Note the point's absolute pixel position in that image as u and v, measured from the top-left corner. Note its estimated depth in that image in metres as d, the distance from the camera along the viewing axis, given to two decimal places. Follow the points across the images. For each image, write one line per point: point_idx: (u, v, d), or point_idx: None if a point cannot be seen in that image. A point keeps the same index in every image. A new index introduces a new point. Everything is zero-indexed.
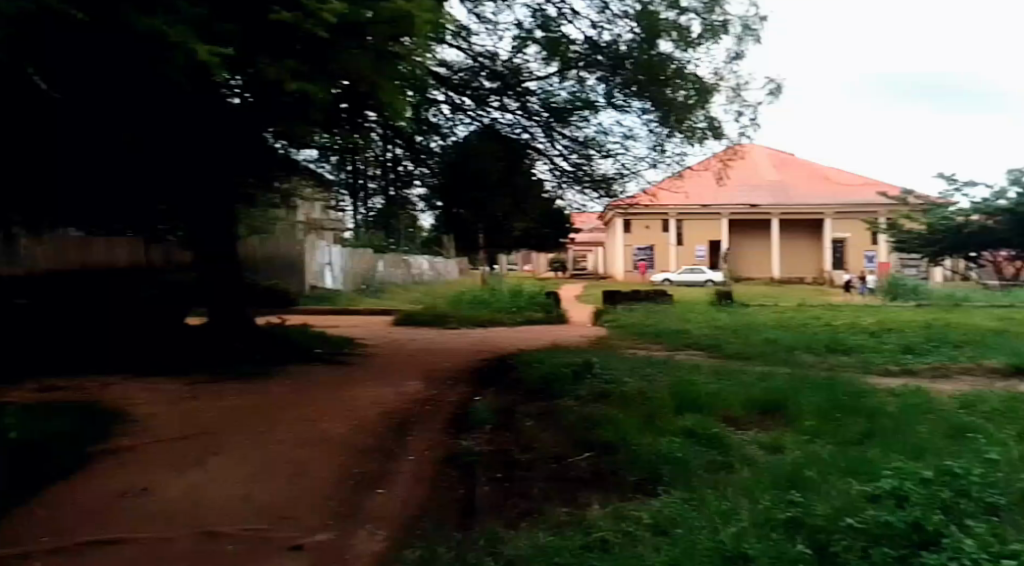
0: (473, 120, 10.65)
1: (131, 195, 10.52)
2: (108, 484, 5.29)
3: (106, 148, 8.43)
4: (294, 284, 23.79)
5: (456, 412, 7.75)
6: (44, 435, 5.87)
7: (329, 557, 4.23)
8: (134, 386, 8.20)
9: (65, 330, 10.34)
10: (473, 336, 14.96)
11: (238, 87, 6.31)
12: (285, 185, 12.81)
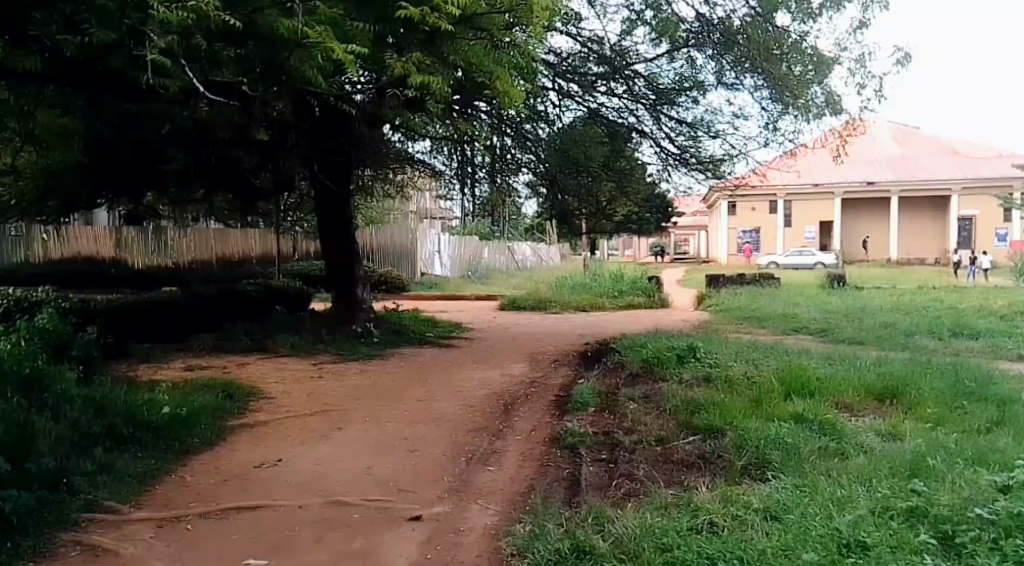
0: (580, 106, 10.58)
1: (256, 192, 11.11)
2: (240, 455, 5.68)
3: (230, 143, 8.96)
4: (406, 271, 24.63)
5: (560, 394, 7.84)
6: (183, 408, 6.36)
7: (446, 528, 4.42)
8: (260, 365, 8.73)
9: (212, 315, 11.12)
10: (575, 320, 14.99)
11: (356, 85, 6.60)
12: (395, 176, 13.25)
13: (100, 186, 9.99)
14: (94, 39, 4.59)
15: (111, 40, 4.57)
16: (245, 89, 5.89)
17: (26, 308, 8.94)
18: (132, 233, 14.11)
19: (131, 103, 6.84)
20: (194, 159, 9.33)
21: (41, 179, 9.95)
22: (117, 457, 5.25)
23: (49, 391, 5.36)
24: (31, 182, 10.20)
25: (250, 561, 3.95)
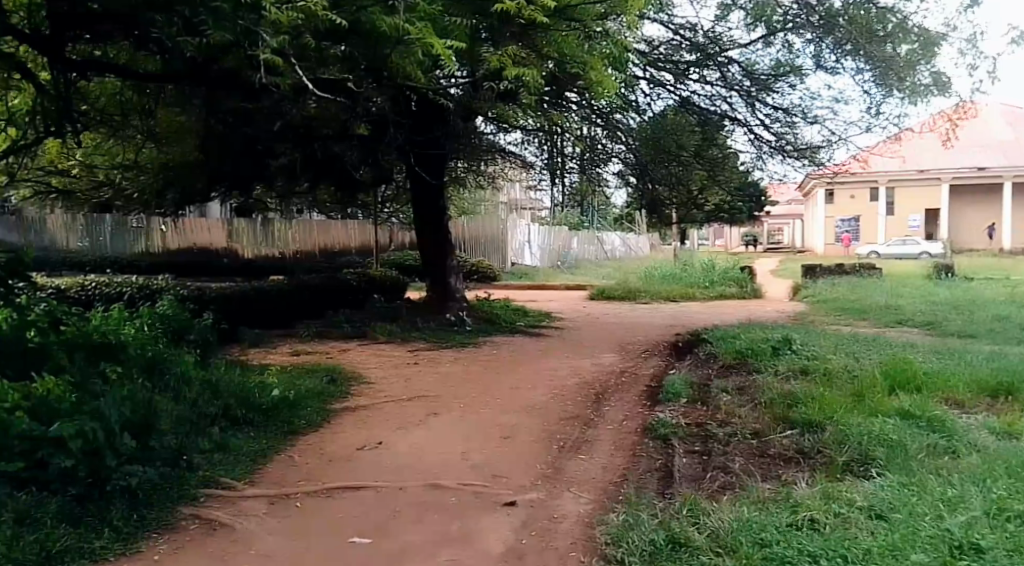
0: (671, 94, 10.46)
1: (354, 186, 11.46)
2: (342, 437, 5.93)
3: (329, 138, 9.27)
4: (496, 261, 24.91)
5: (652, 384, 7.81)
6: (290, 391, 6.69)
7: (540, 515, 4.50)
8: (360, 350, 9.05)
9: (317, 304, 11.62)
10: (666, 310, 14.84)
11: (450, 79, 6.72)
12: (485, 168, 13.42)
13: (213, 179, 10.54)
14: (211, 40, 4.86)
15: (227, 42, 4.82)
16: (346, 85, 6.10)
17: (148, 296, 9.56)
18: (243, 224, 15.23)
19: (241, 101, 7.18)
20: (299, 156, 9.71)
21: (161, 174, 10.59)
22: (231, 436, 5.57)
23: (169, 374, 5.76)
24: (152, 178, 10.86)
25: (355, 540, 4.13)
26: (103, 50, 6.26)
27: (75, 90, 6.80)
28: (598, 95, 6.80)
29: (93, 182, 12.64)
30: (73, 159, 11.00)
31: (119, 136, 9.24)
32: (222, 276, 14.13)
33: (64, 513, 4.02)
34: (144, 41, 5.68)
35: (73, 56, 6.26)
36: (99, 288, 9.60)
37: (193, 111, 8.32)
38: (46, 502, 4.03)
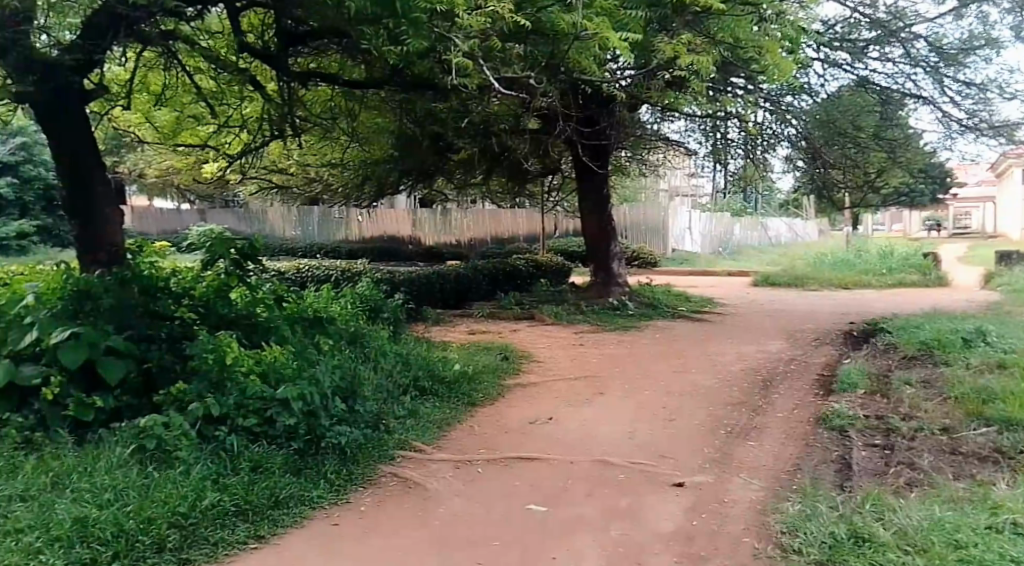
0: (847, 74, 10.01)
1: (521, 176, 11.92)
2: (518, 411, 6.33)
3: (501, 133, 9.73)
4: (657, 247, 24.77)
5: (824, 373, 7.64)
6: (469, 366, 7.23)
7: (710, 498, 4.59)
8: (532, 331, 9.48)
9: (491, 287, 12.28)
10: (838, 298, 14.23)
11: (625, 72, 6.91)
12: (650, 156, 13.46)
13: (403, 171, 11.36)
14: (410, 44, 5.34)
15: (422, 47, 5.28)
16: (524, 80, 6.44)
17: (350, 278, 10.55)
18: (425, 216, 17.48)
19: (425, 101, 7.75)
20: (476, 150, 10.25)
21: (359, 171, 11.55)
22: (420, 404, 6.12)
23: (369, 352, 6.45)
24: (352, 173, 11.73)
25: (531, 506, 4.43)
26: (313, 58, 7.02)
27: (298, 98, 7.66)
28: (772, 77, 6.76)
29: (304, 178, 13.19)
30: (290, 158, 12.10)
31: (332, 139, 10.09)
32: (407, 260, 15.49)
33: (287, 464, 4.67)
34: (351, 47, 6.35)
35: (294, 67, 7.14)
36: (310, 270, 10.69)
37: (389, 113, 9.16)
38: (274, 454, 4.69)
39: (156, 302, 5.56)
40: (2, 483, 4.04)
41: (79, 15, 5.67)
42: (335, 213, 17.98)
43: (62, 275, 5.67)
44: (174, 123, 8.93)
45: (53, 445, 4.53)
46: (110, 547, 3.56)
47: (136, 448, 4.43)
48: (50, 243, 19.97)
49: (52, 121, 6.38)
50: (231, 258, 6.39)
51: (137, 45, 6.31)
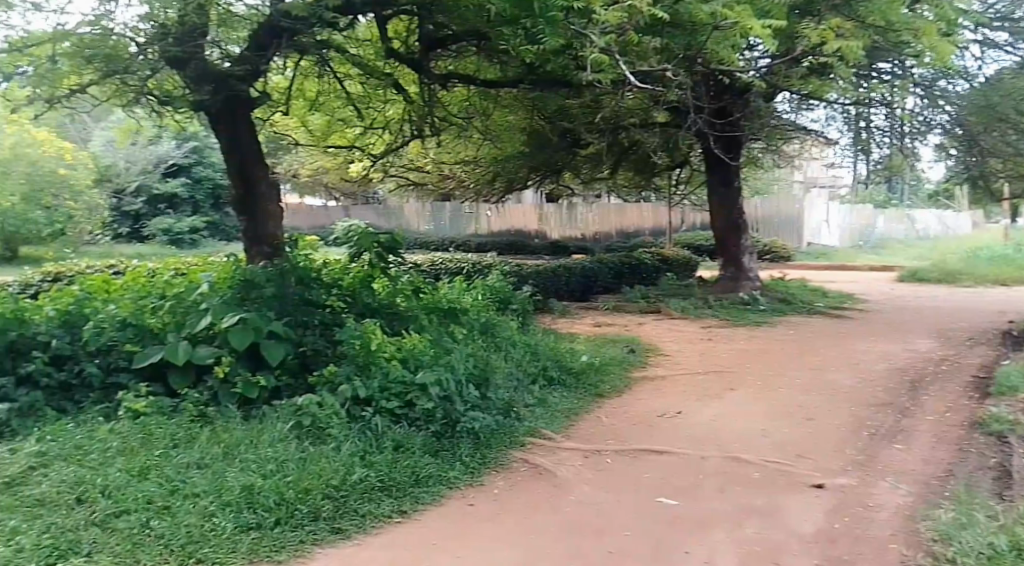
0: (1009, 55, 9.30)
1: (651, 170, 11.88)
2: (646, 403, 6.38)
3: (633, 126, 9.71)
4: (792, 241, 23.89)
5: (980, 375, 7.18)
6: (596, 358, 7.35)
7: (853, 501, 4.43)
8: (660, 325, 9.45)
9: (619, 280, 12.33)
10: (995, 295, 13.22)
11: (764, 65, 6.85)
12: (785, 147, 13.06)
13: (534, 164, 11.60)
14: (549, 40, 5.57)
15: (560, 44, 5.55)
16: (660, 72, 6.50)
17: (480, 271, 10.90)
18: (551, 211, 18.17)
19: (559, 97, 7.91)
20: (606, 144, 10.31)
21: (491, 167, 11.88)
22: (549, 394, 6.31)
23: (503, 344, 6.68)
24: (484, 170, 12.09)
25: (663, 500, 4.46)
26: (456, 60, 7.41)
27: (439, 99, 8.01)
28: (933, 58, 6.56)
29: (438, 176, 13.65)
30: (427, 157, 12.60)
31: (468, 137, 10.41)
32: (533, 253, 15.91)
33: (427, 445, 4.96)
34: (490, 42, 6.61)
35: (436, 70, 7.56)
36: (443, 263, 11.14)
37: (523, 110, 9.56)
38: (414, 436, 4.98)
39: (310, 291, 6.15)
40: (184, 451, 4.55)
41: (247, 28, 6.24)
42: (466, 209, 19.14)
43: (233, 265, 6.38)
44: (326, 127, 9.56)
45: (224, 419, 5.05)
46: (272, 514, 3.94)
47: (293, 424, 4.87)
48: (217, 237, 21.58)
49: (225, 128, 7.01)
50: (376, 250, 7.06)
51: (295, 56, 6.84)
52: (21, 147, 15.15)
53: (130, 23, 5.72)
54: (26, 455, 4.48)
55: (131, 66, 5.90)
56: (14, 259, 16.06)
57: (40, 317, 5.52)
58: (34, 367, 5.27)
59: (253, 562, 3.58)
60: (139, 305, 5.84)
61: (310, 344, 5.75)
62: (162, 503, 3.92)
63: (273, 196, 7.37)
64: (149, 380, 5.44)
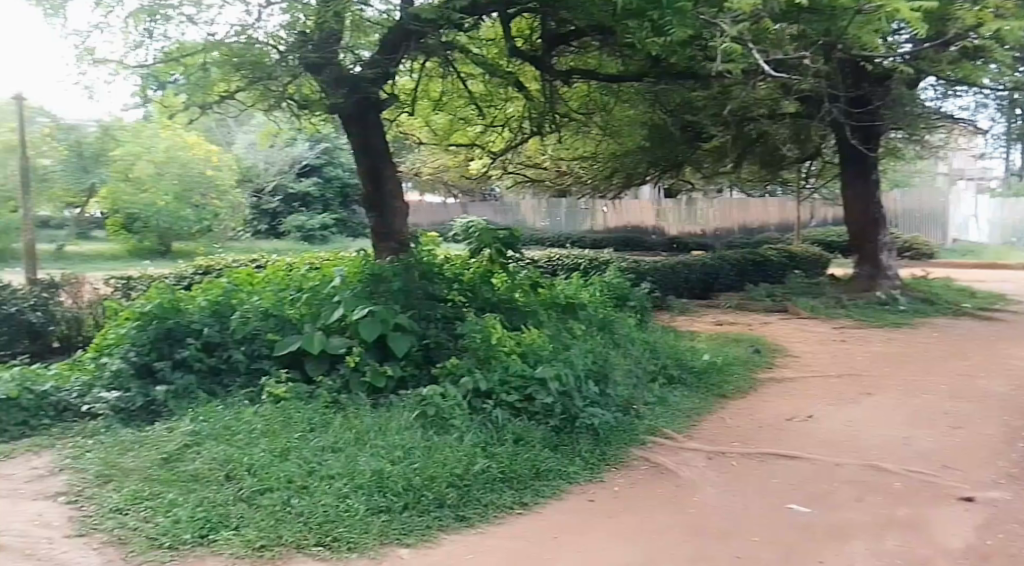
0: None
1: (780, 162, 11.44)
2: (773, 406, 6.16)
3: (763, 117, 9.40)
4: (937, 236, 22.57)
5: None
6: (719, 357, 7.18)
7: (1006, 516, 4.11)
8: (788, 324, 9.10)
9: (743, 278, 11.96)
10: None
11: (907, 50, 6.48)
12: (928, 138, 12.26)
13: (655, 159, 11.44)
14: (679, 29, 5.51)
15: (689, 34, 5.51)
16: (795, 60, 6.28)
17: (598, 267, 10.86)
18: (670, 206, 17.73)
19: (684, 90, 7.77)
20: (732, 137, 10.03)
21: (611, 163, 11.80)
22: (670, 392, 6.21)
23: (623, 342, 6.64)
24: (603, 166, 12.03)
25: (793, 506, 4.30)
26: (579, 52, 7.45)
27: (560, 95, 8.07)
28: None
29: (557, 173, 13.70)
30: (546, 154, 12.66)
31: (588, 133, 10.39)
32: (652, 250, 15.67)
33: (546, 439, 5.00)
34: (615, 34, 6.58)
35: (559, 66, 7.62)
36: (561, 258, 11.18)
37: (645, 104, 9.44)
38: (534, 430, 5.04)
39: (433, 286, 6.35)
40: (319, 434, 4.80)
41: (379, 32, 6.51)
42: (582, 205, 19.25)
43: (363, 260, 6.66)
44: (449, 126, 9.81)
45: (355, 406, 5.29)
46: (400, 498, 4.09)
47: (418, 414, 5.04)
48: (345, 233, 22.41)
49: (356, 129, 7.32)
50: (494, 246, 7.28)
51: (423, 58, 7.06)
52: (174, 150, 16.43)
53: (272, 32, 6.13)
54: (182, 434, 4.89)
55: (274, 73, 6.23)
56: (167, 253, 17.43)
57: (194, 307, 6.01)
58: (188, 352, 5.79)
59: (383, 542, 3.74)
60: (279, 296, 6.24)
61: (433, 337, 5.92)
62: (301, 483, 4.16)
63: (400, 193, 7.63)
64: (287, 367, 5.80)
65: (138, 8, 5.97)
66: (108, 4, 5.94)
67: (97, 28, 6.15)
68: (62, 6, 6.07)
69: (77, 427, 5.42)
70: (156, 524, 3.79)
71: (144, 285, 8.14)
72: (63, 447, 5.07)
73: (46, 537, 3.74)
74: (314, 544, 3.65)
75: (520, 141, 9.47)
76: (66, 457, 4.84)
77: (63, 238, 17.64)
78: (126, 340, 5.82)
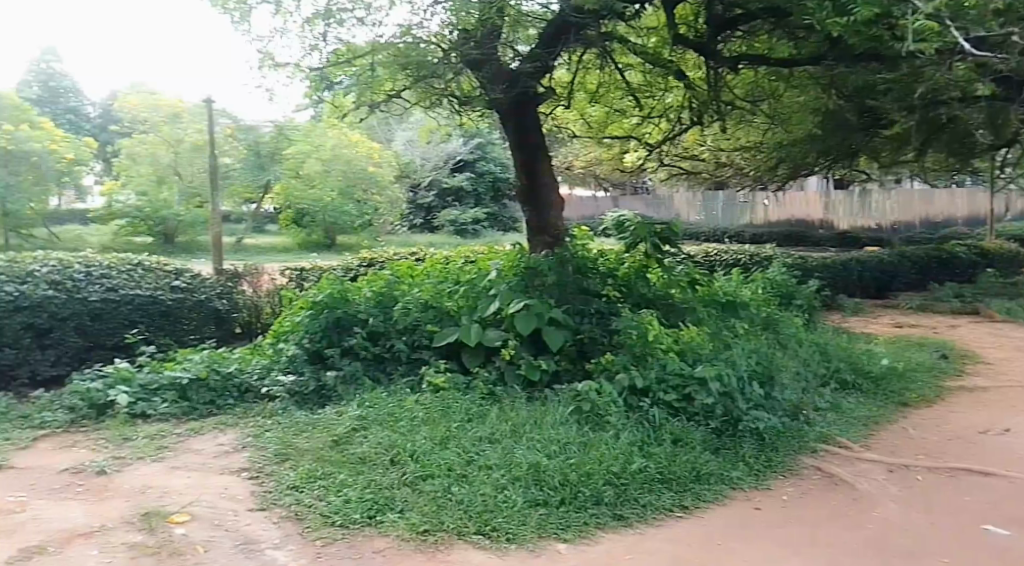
0: None
1: (976, 150, 10.46)
2: (962, 417, 5.60)
3: (953, 101, 8.62)
4: None
5: None
6: (899, 361, 6.66)
7: None
8: (977, 328, 8.29)
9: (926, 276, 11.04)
10: None
11: None
12: None
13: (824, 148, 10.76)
14: (864, 6, 5.15)
15: (875, 13, 5.15)
16: (998, 37, 5.69)
17: (760, 263, 10.39)
18: (840, 198, 16.79)
19: (859, 74, 7.25)
20: (915, 124, 9.27)
21: (775, 152, 11.22)
22: (842, 398, 5.80)
23: (790, 343, 6.30)
24: (766, 156, 11.49)
25: (988, 527, 3.87)
26: (745, 36, 7.15)
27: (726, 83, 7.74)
28: None
29: (714, 165, 13.25)
30: (704, 145, 12.25)
31: (750, 122, 9.92)
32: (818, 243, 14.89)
33: (707, 441, 4.80)
34: (789, 14, 6.26)
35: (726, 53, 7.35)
36: (719, 254, 10.78)
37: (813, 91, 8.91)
38: (694, 431, 4.86)
39: (588, 281, 6.32)
40: (477, 425, 4.88)
41: (537, 25, 6.56)
42: (740, 199, 18.74)
43: (518, 253, 6.71)
44: (604, 118, 9.73)
45: (510, 397, 5.34)
46: (557, 493, 4.06)
47: (573, 409, 5.00)
48: (495, 227, 23.08)
49: (512, 122, 7.38)
50: (651, 241, 7.01)
51: (580, 49, 7.03)
52: (339, 149, 17.23)
53: (436, 31, 6.23)
54: (350, 418, 5.12)
55: (438, 70, 6.41)
56: (333, 247, 18.49)
57: (360, 297, 6.32)
58: (355, 341, 6.09)
59: (541, 536, 3.71)
60: (438, 288, 6.41)
61: (587, 332, 5.86)
62: (461, 471, 4.24)
63: (556, 186, 7.63)
64: (448, 358, 5.96)
65: (314, 13, 6.33)
66: (287, 9, 6.33)
67: (277, 34, 6.57)
68: (248, 15, 6.54)
69: (257, 407, 5.80)
70: (328, 503, 3.98)
71: (315, 276, 8.75)
72: (246, 426, 5.45)
73: (231, 509, 4.02)
74: (474, 532, 3.70)
75: (678, 132, 9.23)
76: (248, 435, 5.21)
77: (241, 232, 19.11)
78: (299, 328, 6.21)
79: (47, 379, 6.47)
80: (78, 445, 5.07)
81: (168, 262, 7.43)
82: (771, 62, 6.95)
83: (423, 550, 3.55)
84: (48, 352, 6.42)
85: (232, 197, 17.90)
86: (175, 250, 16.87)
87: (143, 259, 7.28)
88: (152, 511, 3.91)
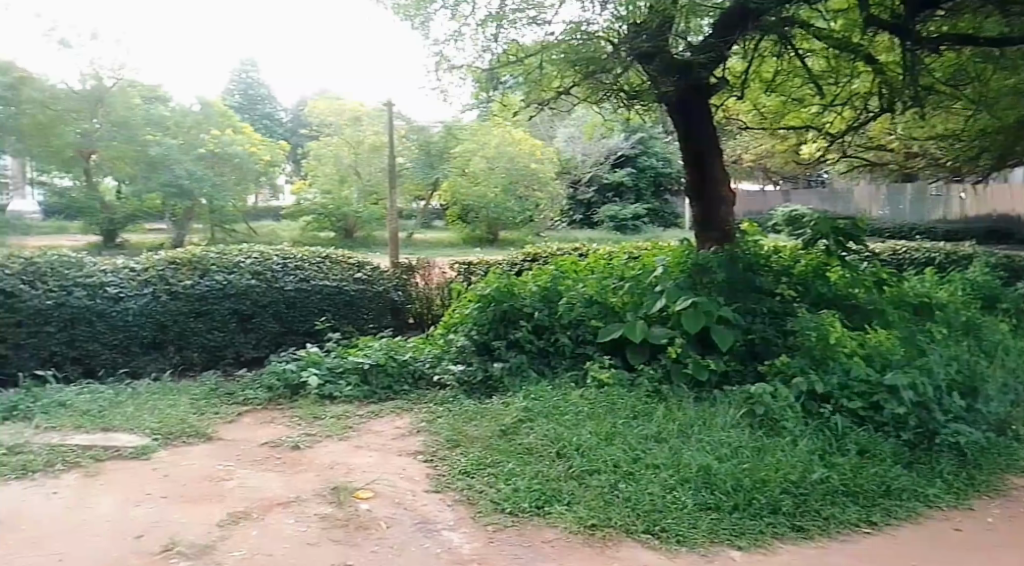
0: None
1: None
2: None
3: None
4: None
5: None
6: None
7: None
8: None
9: None
10: None
11: None
12: None
13: None
14: None
15: None
16: None
17: (957, 262, 9.50)
18: None
19: None
20: None
21: (976, 140, 10.21)
22: None
23: (994, 352, 5.71)
24: (964, 145, 10.49)
25: None
26: (943, 15, 6.58)
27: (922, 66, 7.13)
28: None
29: (900, 155, 12.29)
30: (893, 134, 11.33)
31: (947, 109, 9.08)
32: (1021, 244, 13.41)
33: (897, 454, 4.45)
34: None
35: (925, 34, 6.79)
36: (906, 253, 9.97)
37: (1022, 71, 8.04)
38: (883, 442, 4.52)
39: (760, 279, 6.07)
40: (643, 423, 4.81)
41: (712, 15, 6.38)
42: (932, 192, 17.52)
43: (686, 250, 6.56)
44: (778, 108, 9.29)
45: (677, 396, 5.23)
46: (729, 498, 3.92)
47: (746, 412, 4.81)
48: (653, 221, 22.89)
49: (681, 117, 7.23)
50: (835, 238, 6.59)
51: (760, 37, 6.75)
52: (503, 147, 17.68)
53: (607, 24, 6.16)
54: (517, 409, 5.24)
55: (608, 64, 6.39)
56: (495, 241, 18.98)
57: (525, 291, 6.42)
58: (520, 334, 6.20)
59: (713, 541, 3.60)
60: (602, 284, 6.41)
61: (759, 332, 5.63)
62: (627, 468, 4.20)
63: (725, 178, 7.38)
64: (613, 354, 5.94)
65: (487, 15, 6.48)
66: (463, 14, 6.54)
67: (452, 37, 6.82)
68: (427, 22, 6.84)
69: (429, 394, 6.07)
70: (498, 490, 4.08)
71: (482, 270, 8.92)
72: (419, 411, 5.71)
73: (410, 489, 4.23)
74: (643, 531, 3.65)
75: (863, 121, 8.64)
76: (422, 420, 5.46)
77: (411, 228, 20.02)
78: (468, 320, 6.44)
79: (248, 359, 7.15)
80: (273, 422, 5.54)
81: (351, 254, 7.87)
82: (979, 41, 6.33)
83: (592, 544, 3.56)
84: (250, 335, 7.10)
85: (405, 195, 18.72)
86: (355, 244, 17.94)
87: (330, 253, 7.70)
88: (340, 486, 4.20)
